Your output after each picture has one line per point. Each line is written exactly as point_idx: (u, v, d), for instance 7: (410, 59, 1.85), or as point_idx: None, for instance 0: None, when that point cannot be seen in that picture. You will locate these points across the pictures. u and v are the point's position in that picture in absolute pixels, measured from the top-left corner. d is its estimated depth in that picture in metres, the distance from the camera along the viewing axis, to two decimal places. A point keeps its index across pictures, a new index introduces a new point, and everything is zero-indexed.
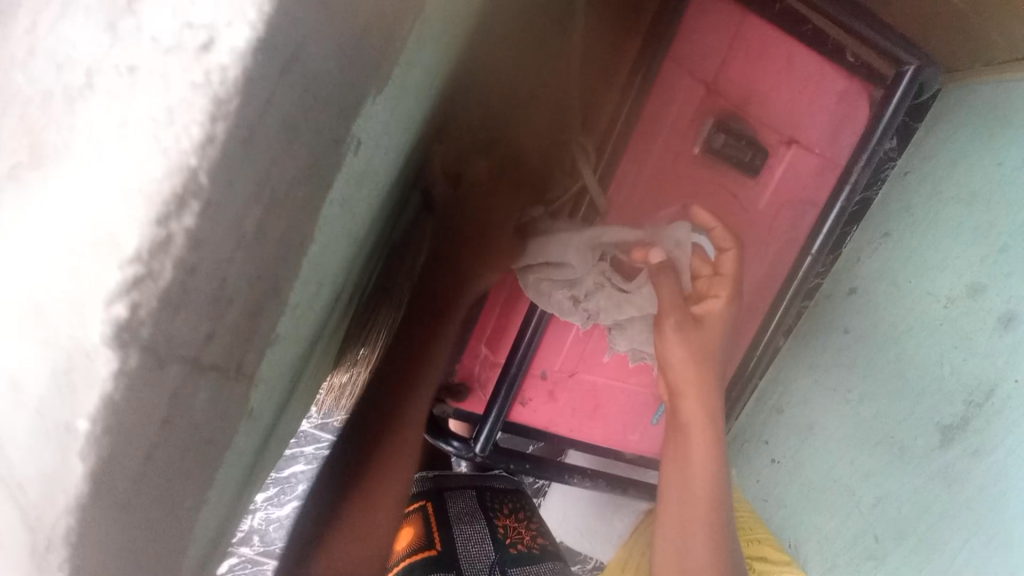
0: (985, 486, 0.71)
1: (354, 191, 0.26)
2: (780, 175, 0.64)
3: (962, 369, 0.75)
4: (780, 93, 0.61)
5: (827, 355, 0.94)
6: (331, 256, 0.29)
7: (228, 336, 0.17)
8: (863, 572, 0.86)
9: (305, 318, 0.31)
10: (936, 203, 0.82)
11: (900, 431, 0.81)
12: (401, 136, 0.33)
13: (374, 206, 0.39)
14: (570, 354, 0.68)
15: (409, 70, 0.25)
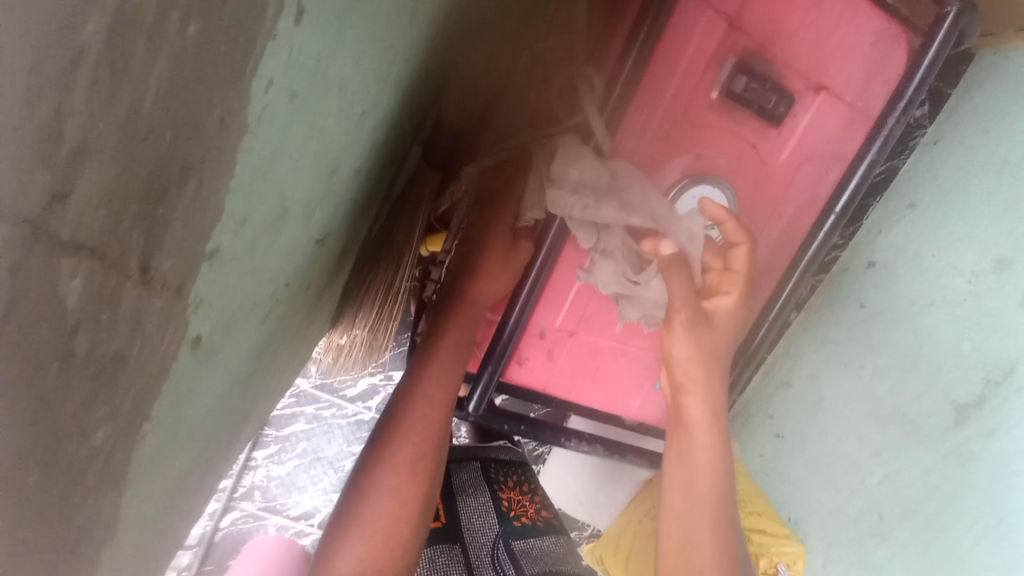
0: (1003, 466, 0.68)
1: (311, 92, 0.23)
2: (805, 125, 0.59)
3: (983, 347, 0.71)
4: (809, 31, 0.55)
5: (840, 331, 0.89)
6: (292, 172, 0.26)
7: (91, 198, 0.13)
8: (867, 548, 0.84)
9: (268, 244, 0.28)
10: (967, 171, 0.76)
11: (912, 408, 0.79)
12: (373, 43, 0.29)
13: (349, 132, 0.35)
14: (571, 312, 0.65)
15: None
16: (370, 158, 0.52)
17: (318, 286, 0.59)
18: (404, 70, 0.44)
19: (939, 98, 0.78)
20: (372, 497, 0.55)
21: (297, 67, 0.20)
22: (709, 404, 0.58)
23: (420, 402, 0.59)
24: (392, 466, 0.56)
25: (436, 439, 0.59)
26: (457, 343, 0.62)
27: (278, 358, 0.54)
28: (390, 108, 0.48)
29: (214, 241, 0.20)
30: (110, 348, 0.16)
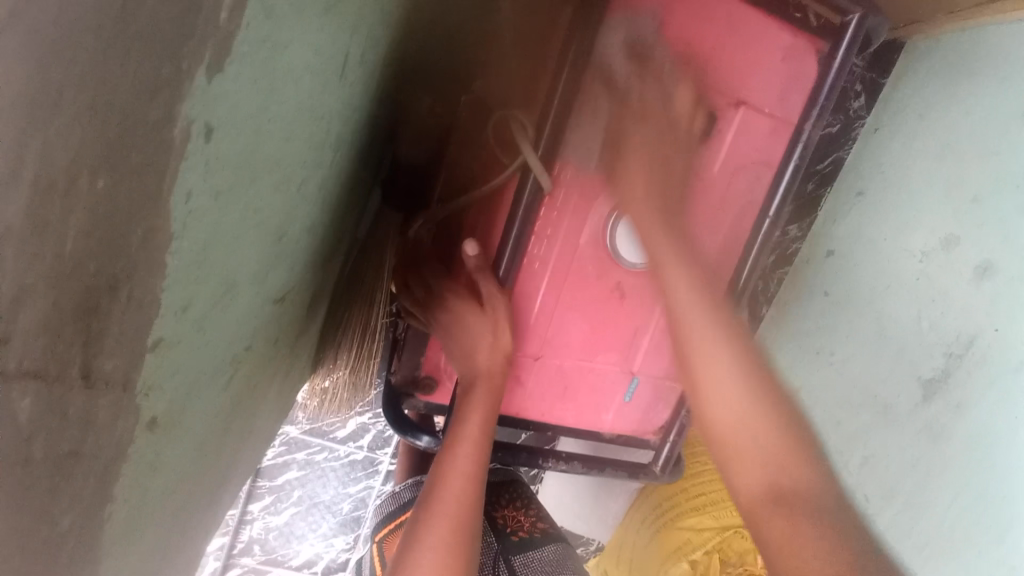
0: (968, 437, 0.72)
1: (238, 184, 0.25)
2: (731, 138, 0.63)
3: (940, 325, 0.76)
4: (722, 54, 0.60)
5: (811, 321, 0.94)
6: (235, 252, 0.29)
7: (28, 333, 0.19)
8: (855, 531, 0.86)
9: (215, 320, 0.30)
10: (907, 160, 0.84)
11: (883, 391, 0.82)
12: (302, 124, 0.32)
13: (292, 201, 0.38)
14: (534, 336, 0.66)
15: (274, 54, 0.24)
16: (323, 213, 0.54)
17: (287, 342, 0.62)
18: (343, 134, 0.47)
19: (875, 90, 0.90)
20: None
21: (215, 173, 0.22)
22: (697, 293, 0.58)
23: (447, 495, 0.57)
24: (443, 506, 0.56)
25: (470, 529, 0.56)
26: (477, 436, 0.60)
27: (253, 412, 0.57)
28: (338, 164, 0.51)
29: (156, 332, 0.23)
30: (64, 443, 0.22)
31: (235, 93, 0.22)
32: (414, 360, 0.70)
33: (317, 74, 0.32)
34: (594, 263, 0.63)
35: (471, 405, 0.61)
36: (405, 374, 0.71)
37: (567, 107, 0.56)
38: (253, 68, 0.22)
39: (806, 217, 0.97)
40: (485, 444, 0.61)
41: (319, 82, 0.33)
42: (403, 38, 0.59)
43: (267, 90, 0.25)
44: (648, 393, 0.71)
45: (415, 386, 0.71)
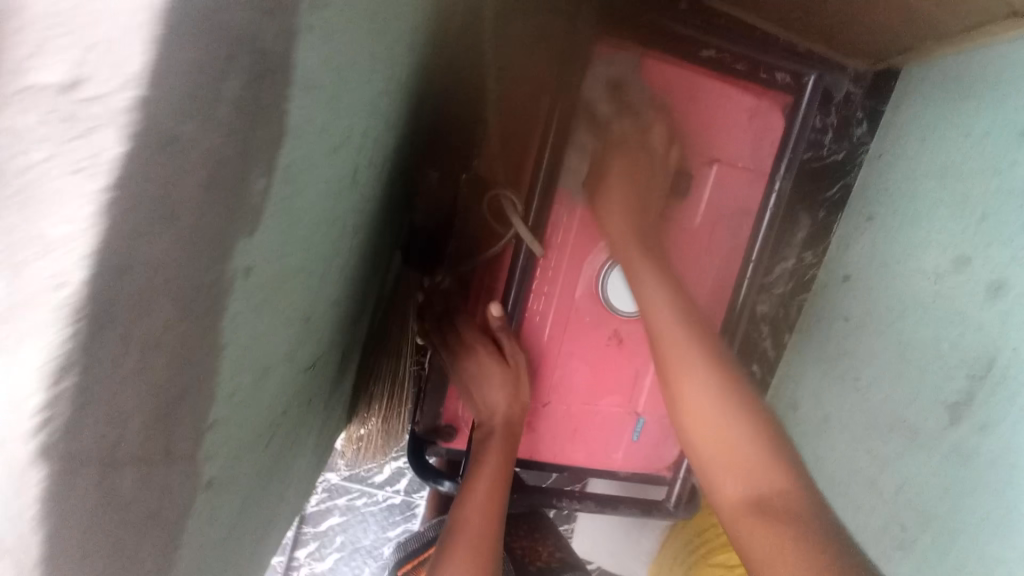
0: (998, 459, 0.70)
1: (272, 294, 0.34)
2: (709, 192, 0.68)
3: (960, 345, 0.77)
4: (691, 119, 0.66)
5: (834, 344, 1.02)
6: (271, 341, 0.37)
7: (132, 448, 0.25)
8: (893, 561, 0.84)
9: (256, 396, 0.38)
10: (914, 181, 0.89)
11: (910, 414, 0.84)
12: (322, 232, 0.41)
13: (317, 289, 0.46)
14: (542, 381, 0.71)
15: (297, 201, 0.32)
16: (346, 286, 0.62)
17: (321, 400, 0.69)
18: (357, 224, 0.56)
19: (875, 117, 0.99)
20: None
21: (251, 298, 0.30)
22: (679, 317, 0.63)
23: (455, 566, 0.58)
24: (463, 538, 0.60)
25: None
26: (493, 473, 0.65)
27: (293, 466, 0.64)
28: (355, 246, 0.60)
29: (212, 414, 0.30)
30: (151, 506, 0.28)
31: (265, 241, 0.29)
32: (435, 408, 0.78)
33: (332, 194, 0.40)
34: (590, 313, 0.69)
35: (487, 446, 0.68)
36: (426, 423, 0.78)
37: (551, 179, 0.63)
38: (280, 216, 0.30)
39: (818, 244, 1.08)
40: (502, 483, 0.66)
41: (337, 198, 0.42)
42: (408, 129, 0.69)
43: (292, 224, 0.33)
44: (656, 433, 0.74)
45: (436, 434, 0.77)
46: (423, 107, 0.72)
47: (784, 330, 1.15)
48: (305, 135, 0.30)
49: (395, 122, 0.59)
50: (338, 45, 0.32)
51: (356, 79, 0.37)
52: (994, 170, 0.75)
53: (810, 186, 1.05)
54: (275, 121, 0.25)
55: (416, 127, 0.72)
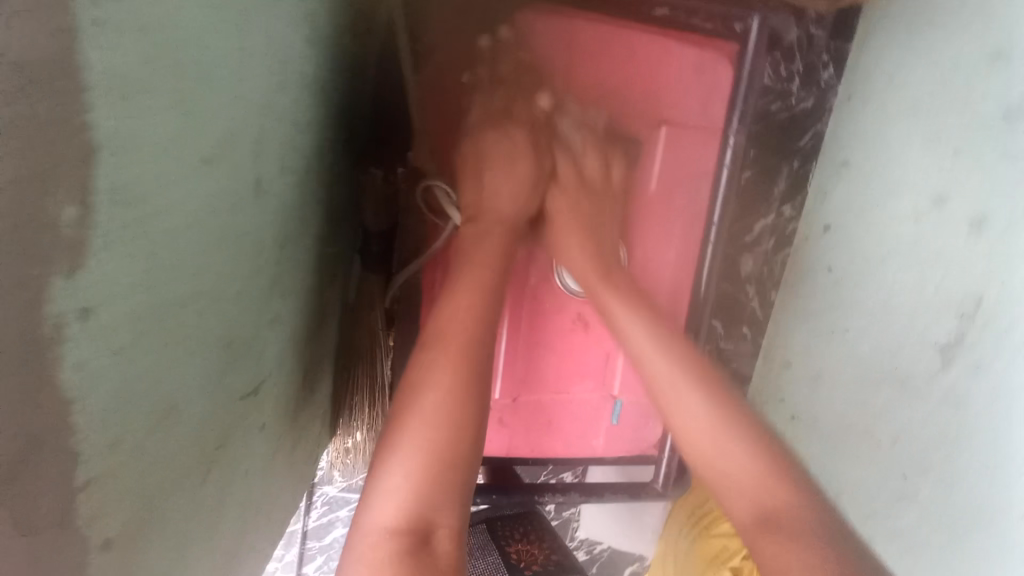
0: (992, 399, 0.67)
1: (147, 330, 0.31)
2: (661, 157, 0.65)
3: (944, 286, 0.75)
4: (632, 81, 0.62)
5: (821, 299, 0.99)
6: (169, 377, 0.34)
7: None
8: (895, 511, 0.81)
9: (160, 439, 0.35)
10: (886, 122, 0.86)
11: (901, 361, 0.81)
12: (221, 251, 0.38)
13: (236, 312, 0.43)
14: (509, 380, 0.67)
15: (155, 223, 0.29)
16: (289, 300, 0.60)
17: (284, 421, 0.68)
18: (284, 234, 0.53)
19: (840, 58, 0.96)
20: (372, 500, 0.48)
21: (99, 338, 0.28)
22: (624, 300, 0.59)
23: (420, 411, 0.51)
24: (445, 341, 0.55)
25: (446, 456, 0.49)
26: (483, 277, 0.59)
27: (255, 492, 0.62)
28: (289, 256, 0.57)
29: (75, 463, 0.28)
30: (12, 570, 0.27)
31: (109, 274, 0.27)
32: None
33: (226, 212, 0.37)
34: (549, 300, 0.66)
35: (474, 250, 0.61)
36: None
37: None
38: (129, 245, 0.28)
39: (795, 198, 1.05)
40: (491, 294, 0.59)
41: (236, 213, 0.39)
42: (338, 130, 0.66)
43: (160, 250, 0.30)
44: (633, 415, 0.71)
45: None
46: (350, 101, 0.68)
47: (770, 291, 1.12)
48: (134, 149, 0.27)
49: (313, 124, 0.57)
50: (181, 47, 0.29)
51: (228, 87, 0.34)
52: (960, 100, 0.74)
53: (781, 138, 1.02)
54: (58, 147, 0.23)
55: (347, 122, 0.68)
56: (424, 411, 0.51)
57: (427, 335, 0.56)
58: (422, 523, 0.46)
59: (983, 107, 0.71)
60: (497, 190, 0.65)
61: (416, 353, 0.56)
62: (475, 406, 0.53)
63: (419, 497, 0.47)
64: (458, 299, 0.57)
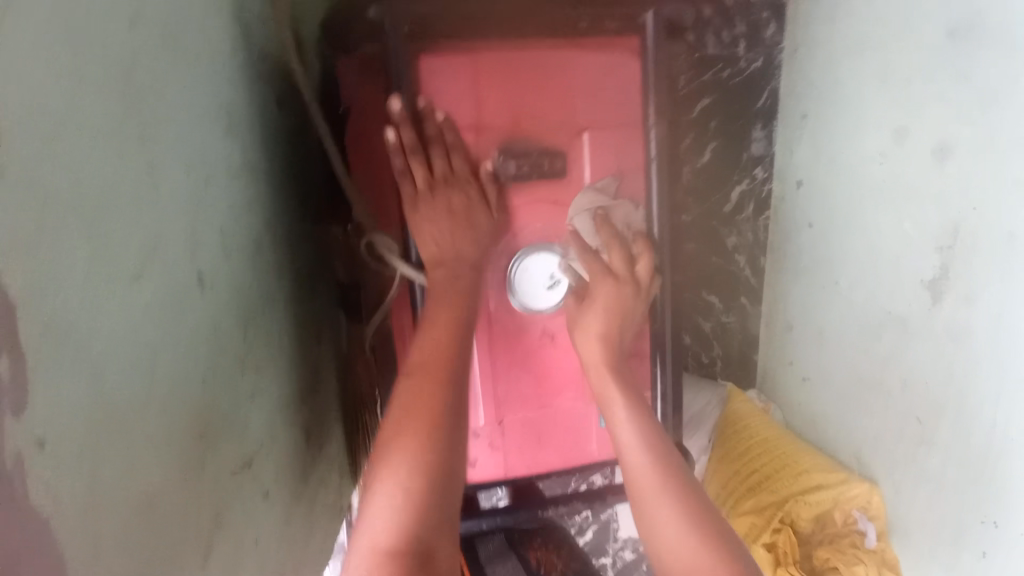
0: (985, 326, 0.71)
1: (91, 444, 0.35)
2: (587, 164, 0.66)
3: (920, 222, 0.79)
4: (543, 99, 0.64)
5: (809, 254, 1.05)
6: (126, 474, 0.38)
7: None
8: (920, 457, 0.84)
9: (136, 534, 0.39)
10: (836, 75, 0.92)
11: (896, 304, 0.84)
12: (167, 351, 0.42)
13: (201, 400, 0.47)
14: (489, 403, 0.69)
15: (75, 345, 0.33)
16: (269, 371, 0.65)
17: (294, 480, 0.72)
18: (245, 314, 0.57)
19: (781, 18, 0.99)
20: (368, 522, 0.49)
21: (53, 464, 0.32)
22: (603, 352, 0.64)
23: (407, 428, 0.52)
24: (418, 365, 0.56)
25: (433, 477, 0.50)
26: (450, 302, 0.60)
27: (272, 555, 0.65)
28: (258, 331, 0.61)
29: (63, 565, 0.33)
30: None
31: (50, 405, 0.32)
32: None
33: (166, 314, 0.42)
34: (512, 320, 0.68)
35: (445, 290, 0.61)
36: None
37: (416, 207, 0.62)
38: (65, 368, 0.33)
39: (764, 160, 1.16)
40: (461, 316, 0.60)
41: (174, 313, 0.43)
42: (285, 203, 0.69)
43: (87, 365, 0.34)
44: None
45: None
46: (295, 173, 0.72)
47: (759, 256, 1.22)
48: (46, 291, 0.31)
49: (257, 206, 0.61)
50: (61, 191, 0.32)
51: (137, 209, 0.39)
52: (904, 36, 0.78)
53: (738, 104, 1.15)
54: None
55: (295, 191, 0.72)
56: (409, 435, 0.52)
57: (413, 361, 0.57)
58: (420, 545, 0.47)
59: (929, 39, 0.74)
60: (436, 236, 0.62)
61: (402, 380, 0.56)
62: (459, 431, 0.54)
63: (414, 522, 0.48)
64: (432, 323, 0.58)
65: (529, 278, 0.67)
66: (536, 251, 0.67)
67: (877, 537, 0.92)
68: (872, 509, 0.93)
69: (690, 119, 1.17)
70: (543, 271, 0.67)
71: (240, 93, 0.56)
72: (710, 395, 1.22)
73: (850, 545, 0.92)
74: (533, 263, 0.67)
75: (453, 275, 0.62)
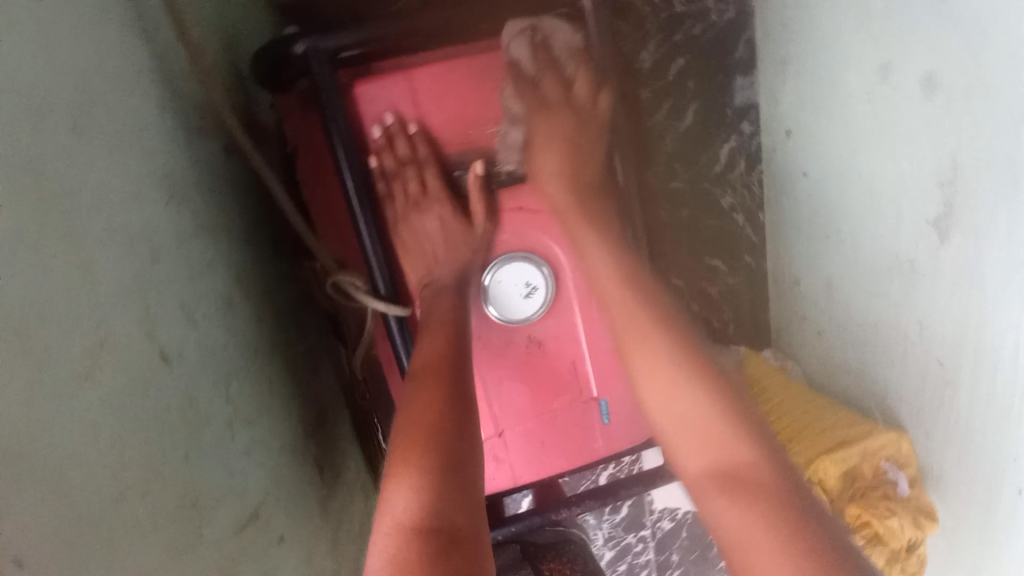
0: (1000, 258, 0.65)
1: (66, 556, 0.36)
2: (552, 162, 0.63)
3: (918, 156, 0.73)
4: (490, 104, 0.61)
5: (807, 203, 1.01)
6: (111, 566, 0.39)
7: None
8: (948, 400, 0.79)
9: None
10: (810, 13, 0.87)
11: (905, 247, 0.79)
12: (139, 440, 0.43)
13: (190, 473, 0.48)
14: (486, 419, 0.69)
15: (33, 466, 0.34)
16: (267, 419, 0.65)
17: (313, 515, 0.74)
18: (226, 373, 0.57)
19: None
20: (384, 513, 0.43)
21: None
22: (607, 253, 0.63)
23: (417, 415, 0.49)
24: (422, 362, 0.54)
25: (450, 457, 0.46)
26: (444, 312, 0.59)
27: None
28: (245, 385, 0.62)
29: None
30: None
31: (18, 530, 0.32)
32: None
33: (130, 404, 0.42)
34: (495, 333, 0.67)
35: (433, 309, 0.60)
36: None
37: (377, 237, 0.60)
38: (22, 482, 0.33)
39: (750, 112, 1.11)
40: (459, 325, 0.58)
41: (139, 401, 0.43)
42: (252, 254, 0.68)
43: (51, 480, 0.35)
44: (623, 413, 0.70)
45: None
46: (264, 217, 0.72)
47: (758, 212, 1.18)
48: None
49: (223, 260, 0.61)
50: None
51: (76, 312, 0.39)
52: None
53: (715, 58, 1.10)
54: None
55: (266, 234, 0.72)
56: (420, 420, 0.48)
57: (420, 361, 0.54)
58: (449, 532, 0.41)
59: None
60: (423, 252, 0.65)
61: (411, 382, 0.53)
62: (472, 419, 0.50)
63: (432, 501, 0.42)
64: (431, 329, 0.57)
65: (501, 292, 0.65)
66: (507, 262, 0.64)
67: (910, 485, 0.88)
68: (902, 458, 0.88)
69: (665, 83, 1.13)
70: (514, 284, 0.65)
71: (184, 155, 0.55)
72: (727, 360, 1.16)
73: (883, 497, 0.89)
74: (506, 275, 0.64)
75: (437, 296, 0.62)
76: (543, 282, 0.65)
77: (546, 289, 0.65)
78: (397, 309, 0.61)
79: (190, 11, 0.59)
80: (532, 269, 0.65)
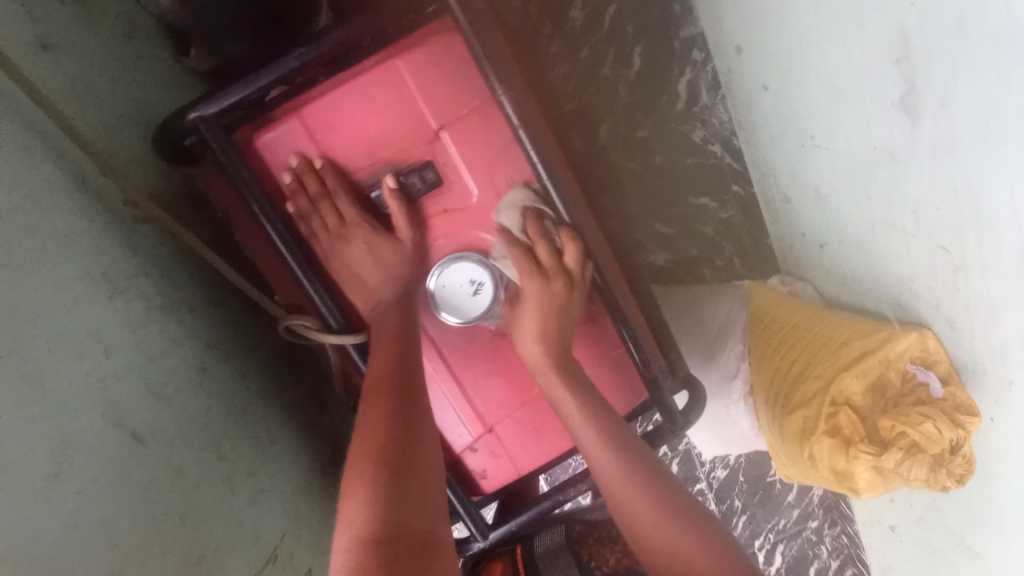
0: (974, 124, 0.57)
1: None
2: (460, 159, 0.63)
3: (866, 37, 0.66)
4: (386, 119, 0.62)
5: (774, 115, 0.95)
6: None
7: None
8: (963, 286, 0.69)
9: None
10: None
11: (880, 137, 0.71)
12: (123, 515, 0.47)
13: (187, 534, 0.52)
14: (472, 419, 0.70)
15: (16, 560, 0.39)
16: (270, 462, 0.69)
17: None
18: (213, 433, 0.61)
19: None
20: (342, 528, 0.45)
21: None
22: (535, 312, 0.63)
23: (372, 430, 0.51)
24: (374, 378, 0.56)
25: (405, 469, 0.48)
26: (389, 326, 0.61)
27: None
28: (239, 438, 0.65)
29: None
30: None
31: None
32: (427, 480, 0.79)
33: (109, 485, 0.47)
34: (460, 334, 0.68)
35: (378, 323, 0.62)
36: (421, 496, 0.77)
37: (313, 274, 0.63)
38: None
39: (698, 39, 1.07)
40: (405, 337, 0.60)
41: (115, 481, 0.47)
42: (220, 316, 0.72)
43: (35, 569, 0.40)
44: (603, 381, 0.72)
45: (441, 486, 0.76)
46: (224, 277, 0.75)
47: (733, 138, 1.12)
48: None
49: (186, 331, 0.65)
50: None
51: (35, 418, 0.43)
52: None
53: None
54: None
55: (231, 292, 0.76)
56: (375, 435, 0.50)
57: (369, 381, 0.56)
58: (405, 538, 0.44)
59: None
60: (360, 278, 0.64)
61: (361, 403, 0.55)
62: (425, 430, 0.53)
63: (388, 512, 0.45)
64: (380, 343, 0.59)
65: (453, 297, 0.66)
66: (450, 269, 0.66)
67: (944, 383, 0.77)
68: (930, 357, 0.79)
69: (603, 33, 1.10)
70: (462, 285, 0.66)
71: (119, 249, 0.59)
72: (731, 299, 1.12)
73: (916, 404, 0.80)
74: (451, 280, 0.66)
75: (381, 312, 0.63)
76: (490, 276, 0.66)
77: (493, 283, 0.66)
78: (348, 336, 0.63)
79: (94, 112, 0.63)
80: (479, 267, 0.66)
